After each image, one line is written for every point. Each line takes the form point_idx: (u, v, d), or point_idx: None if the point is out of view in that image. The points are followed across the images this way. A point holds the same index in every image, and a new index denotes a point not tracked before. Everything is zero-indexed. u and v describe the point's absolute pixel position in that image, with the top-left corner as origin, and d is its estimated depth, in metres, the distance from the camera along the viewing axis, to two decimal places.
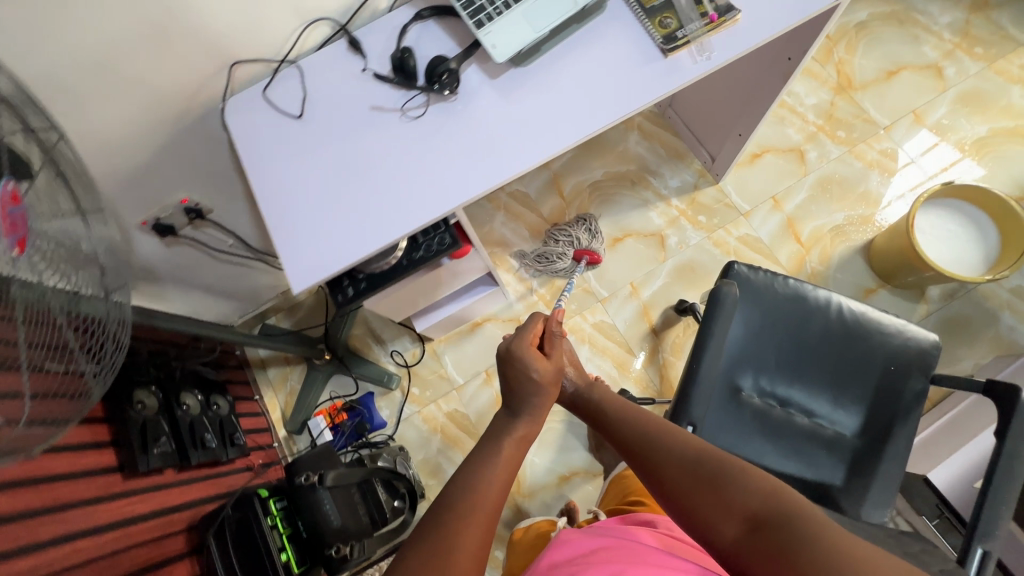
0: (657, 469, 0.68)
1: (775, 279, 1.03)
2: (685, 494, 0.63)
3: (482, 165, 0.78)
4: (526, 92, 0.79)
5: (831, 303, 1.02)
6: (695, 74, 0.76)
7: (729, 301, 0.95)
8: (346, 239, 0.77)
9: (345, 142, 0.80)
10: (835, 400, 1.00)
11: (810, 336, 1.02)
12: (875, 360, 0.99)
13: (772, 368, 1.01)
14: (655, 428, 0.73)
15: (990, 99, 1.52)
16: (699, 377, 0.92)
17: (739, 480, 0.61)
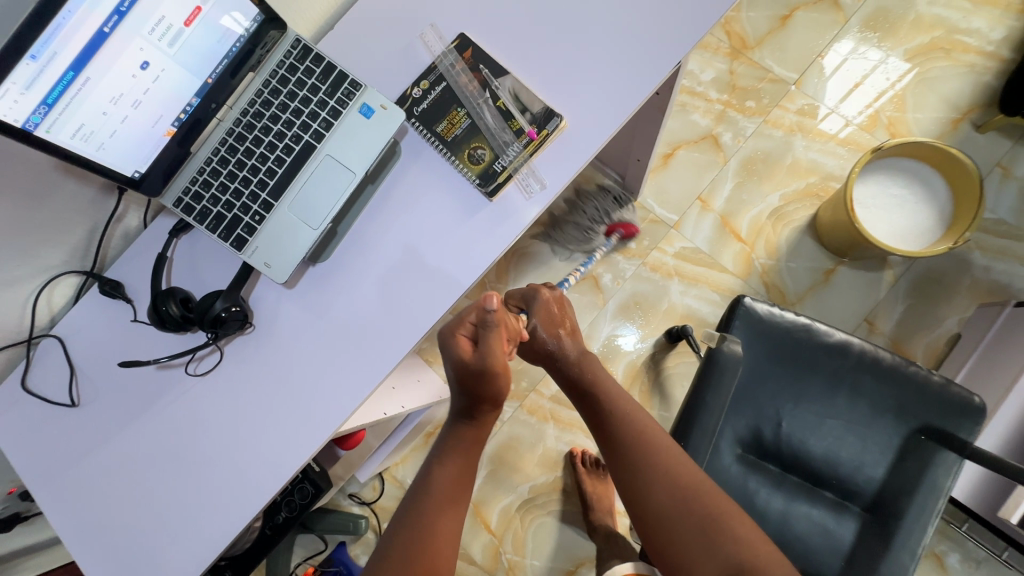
0: (642, 489, 0.67)
1: (790, 321, 0.87)
2: (667, 524, 0.64)
3: (311, 409, 0.61)
4: (339, 292, 0.61)
5: (851, 347, 0.86)
6: (532, 214, 0.58)
7: (732, 363, 0.77)
8: (178, 550, 0.61)
9: (141, 421, 0.63)
10: (845, 462, 0.85)
11: (823, 387, 0.87)
12: (896, 413, 0.84)
13: (777, 423, 0.87)
14: (648, 436, 0.70)
15: (898, 16, 1.34)
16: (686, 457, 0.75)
17: (729, 531, 0.62)
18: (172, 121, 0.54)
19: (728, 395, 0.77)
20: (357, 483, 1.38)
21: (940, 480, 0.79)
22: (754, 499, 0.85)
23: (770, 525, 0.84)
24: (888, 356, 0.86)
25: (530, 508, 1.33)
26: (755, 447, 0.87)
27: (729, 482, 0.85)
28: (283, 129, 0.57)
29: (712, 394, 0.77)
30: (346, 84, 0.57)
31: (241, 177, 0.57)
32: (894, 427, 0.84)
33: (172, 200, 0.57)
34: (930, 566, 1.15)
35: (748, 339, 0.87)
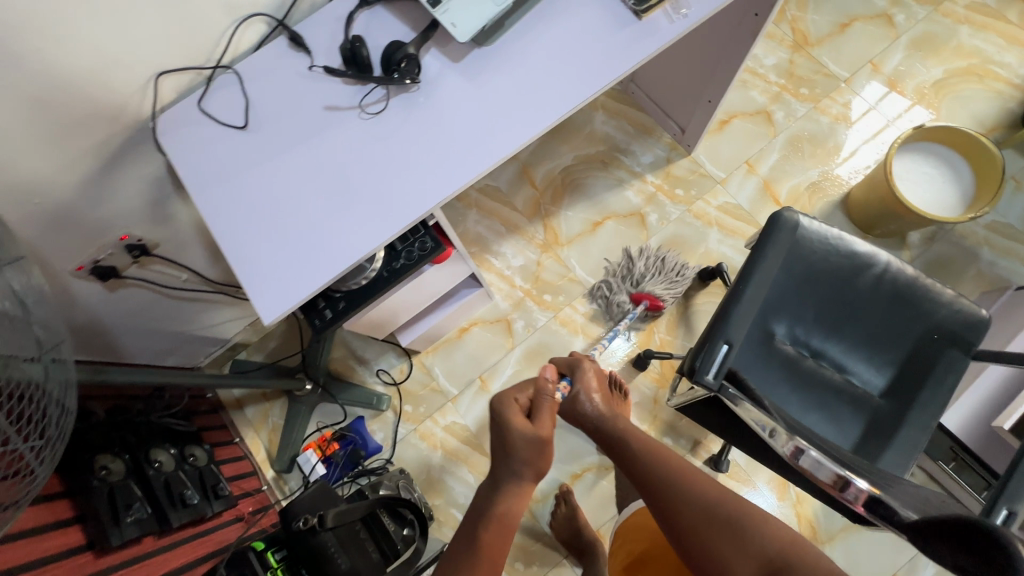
0: (675, 505, 0.72)
1: (829, 232, 0.95)
2: (697, 526, 0.69)
3: (456, 162, 0.71)
4: (496, 71, 0.72)
5: (876, 262, 0.96)
6: (673, 34, 0.71)
7: (784, 229, 0.92)
8: (312, 261, 0.68)
9: (301, 149, 0.72)
10: (867, 360, 0.96)
11: (853, 293, 0.96)
12: (919, 327, 0.95)
13: (809, 319, 0.96)
14: (682, 467, 0.77)
15: (941, 41, 1.52)
16: (740, 303, 0.89)
17: (757, 529, 0.67)
18: None
19: (775, 256, 0.91)
20: (388, 361, 1.45)
21: (946, 374, 0.92)
22: (789, 372, 0.95)
23: (793, 399, 0.95)
24: (911, 274, 0.96)
25: None
26: (792, 334, 0.97)
27: (766, 355, 0.95)
28: None
29: (769, 250, 0.91)
30: None
31: None
32: (914, 334, 0.95)
33: None
34: None
35: (796, 239, 0.94)
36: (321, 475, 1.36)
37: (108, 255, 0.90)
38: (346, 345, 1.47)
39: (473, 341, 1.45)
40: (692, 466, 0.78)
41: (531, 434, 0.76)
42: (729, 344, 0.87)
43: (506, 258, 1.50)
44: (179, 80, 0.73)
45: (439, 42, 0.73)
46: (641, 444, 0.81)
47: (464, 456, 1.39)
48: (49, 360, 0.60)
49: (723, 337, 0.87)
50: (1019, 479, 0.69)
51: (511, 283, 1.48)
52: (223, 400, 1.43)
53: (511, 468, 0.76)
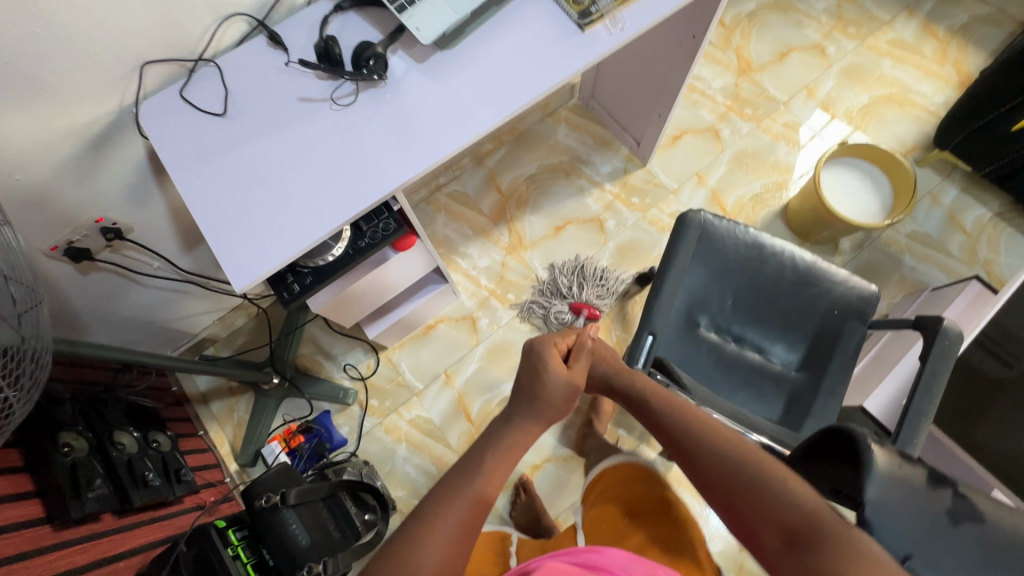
0: (705, 467, 0.68)
1: (735, 228, 1.06)
2: (724, 488, 0.64)
3: (413, 148, 0.78)
4: (455, 72, 0.81)
5: (780, 253, 1.07)
6: (612, 44, 0.80)
7: (692, 229, 1.02)
8: (281, 236, 0.74)
9: (275, 135, 0.78)
10: (783, 341, 1.06)
11: (765, 282, 1.06)
12: (822, 305, 1.05)
13: (728, 309, 1.06)
14: (715, 433, 0.71)
15: (867, 71, 1.70)
16: (664, 294, 0.98)
17: (784, 493, 0.57)
18: None
19: (686, 254, 1.01)
20: (356, 356, 1.49)
21: (849, 346, 1.03)
22: (715, 356, 1.05)
23: (720, 382, 1.04)
24: (811, 260, 1.07)
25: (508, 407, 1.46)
26: (715, 322, 1.07)
27: (692, 344, 1.05)
28: None
29: (680, 247, 1.01)
30: None
31: None
32: (819, 312, 1.05)
33: None
34: None
35: (704, 237, 1.05)
36: None
37: (83, 237, 0.94)
38: (314, 341, 1.50)
39: (440, 337, 1.51)
40: (726, 429, 0.73)
41: (565, 379, 0.82)
42: (654, 333, 0.97)
43: (472, 259, 1.57)
44: (163, 71, 0.80)
45: (405, 45, 0.81)
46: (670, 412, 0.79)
47: (427, 449, 1.42)
48: (26, 319, 0.62)
49: (649, 328, 0.97)
50: (910, 424, 0.84)
51: (476, 282, 1.55)
52: (188, 394, 1.45)
53: (531, 402, 0.81)
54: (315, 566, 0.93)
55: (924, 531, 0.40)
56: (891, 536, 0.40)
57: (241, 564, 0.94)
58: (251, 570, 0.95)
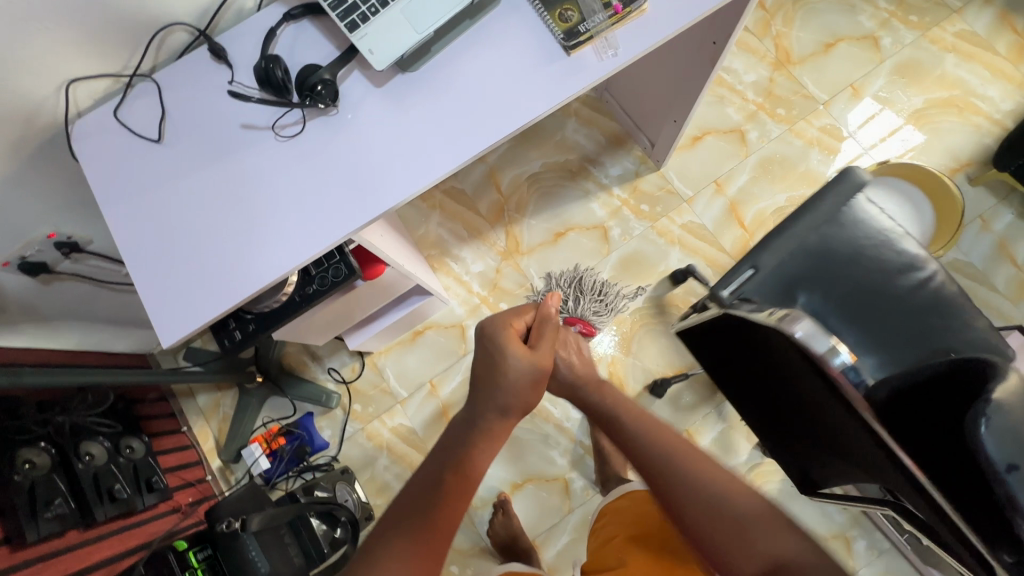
0: (679, 494, 0.67)
1: (890, 223, 0.81)
2: (699, 520, 0.64)
3: (367, 190, 0.69)
4: (417, 100, 0.70)
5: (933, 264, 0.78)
6: (601, 72, 0.69)
7: (847, 184, 0.82)
8: (213, 285, 0.67)
9: (214, 167, 0.70)
10: (877, 365, 0.76)
11: (896, 291, 0.78)
12: (940, 344, 0.75)
13: (833, 299, 0.79)
14: (695, 457, 0.69)
15: (926, 69, 1.48)
16: (782, 234, 0.82)
17: (768, 542, 0.60)
18: None
19: (821, 206, 0.81)
20: (340, 360, 1.45)
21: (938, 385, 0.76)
22: None
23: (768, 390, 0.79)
24: (958, 292, 0.79)
25: None
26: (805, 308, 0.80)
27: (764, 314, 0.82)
28: None
29: (819, 201, 0.82)
30: None
31: None
32: (934, 347, 0.75)
33: None
34: (838, 547, 1.26)
35: (849, 205, 0.82)
36: (265, 468, 1.37)
37: (37, 250, 0.89)
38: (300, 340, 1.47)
39: (427, 344, 1.45)
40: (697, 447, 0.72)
41: (529, 364, 0.76)
42: (753, 268, 0.82)
43: (466, 263, 1.48)
44: (95, 86, 0.72)
45: (361, 65, 0.71)
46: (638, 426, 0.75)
47: (408, 459, 1.40)
48: None
49: (751, 260, 0.82)
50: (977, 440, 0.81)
51: (468, 288, 1.47)
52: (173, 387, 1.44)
53: (491, 398, 0.76)
54: None
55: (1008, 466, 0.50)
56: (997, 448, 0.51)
57: None
58: None
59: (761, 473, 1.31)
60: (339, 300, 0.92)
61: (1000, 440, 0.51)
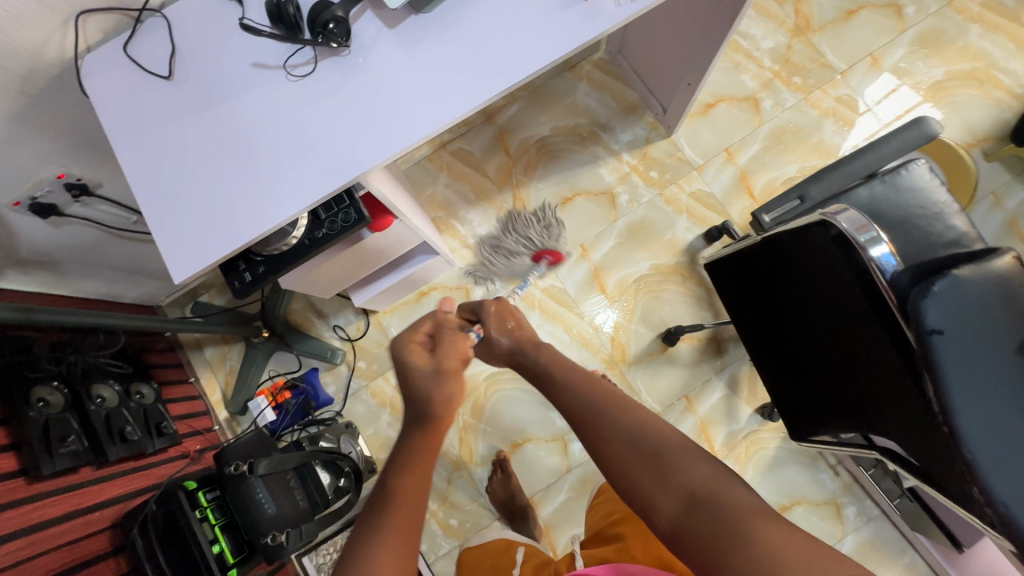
0: (601, 441, 0.65)
1: (931, 184, 0.85)
2: (619, 461, 0.63)
3: (378, 132, 0.68)
4: (430, 43, 0.69)
5: (954, 222, 0.83)
6: (616, 19, 0.68)
7: (916, 130, 0.82)
8: (225, 225, 0.67)
9: (225, 106, 0.69)
10: None
11: (916, 239, 0.83)
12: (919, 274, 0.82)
13: None
14: (614, 401, 0.69)
15: (948, 40, 1.45)
16: (839, 168, 0.84)
17: (679, 460, 0.60)
18: None
19: (884, 146, 0.82)
20: (345, 318, 1.46)
21: None
22: None
23: None
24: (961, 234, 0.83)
25: (496, 379, 1.43)
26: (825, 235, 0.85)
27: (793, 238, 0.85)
28: None
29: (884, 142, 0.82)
30: None
31: None
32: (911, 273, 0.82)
33: None
34: (828, 512, 1.29)
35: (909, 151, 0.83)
36: (271, 421, 1.38)
37: (47, 192, 0.90)
38: (306, 298, 1.48)
39: (431, 305, 1.46)
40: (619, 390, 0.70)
41: (430, 368, 0.74)
42: (802, 198, 0.82)
43: (472, 226, 1.48)
44: (104, 20, 0.71)
45: (375, 6, 0.70)
46: (571, 383, 0.73)
47: None
48: None
49: (800, 188, 0.83)
50: None
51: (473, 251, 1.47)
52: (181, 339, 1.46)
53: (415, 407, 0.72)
54: (279, 536, 0.96)
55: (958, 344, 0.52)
56: (938, 314, 0.52)
57: (209, 526, 0.97)
58: (219, 530, 0.98)
59: (757, 439, 1.33)
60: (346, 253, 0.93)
61: (942, 306, 0.53)
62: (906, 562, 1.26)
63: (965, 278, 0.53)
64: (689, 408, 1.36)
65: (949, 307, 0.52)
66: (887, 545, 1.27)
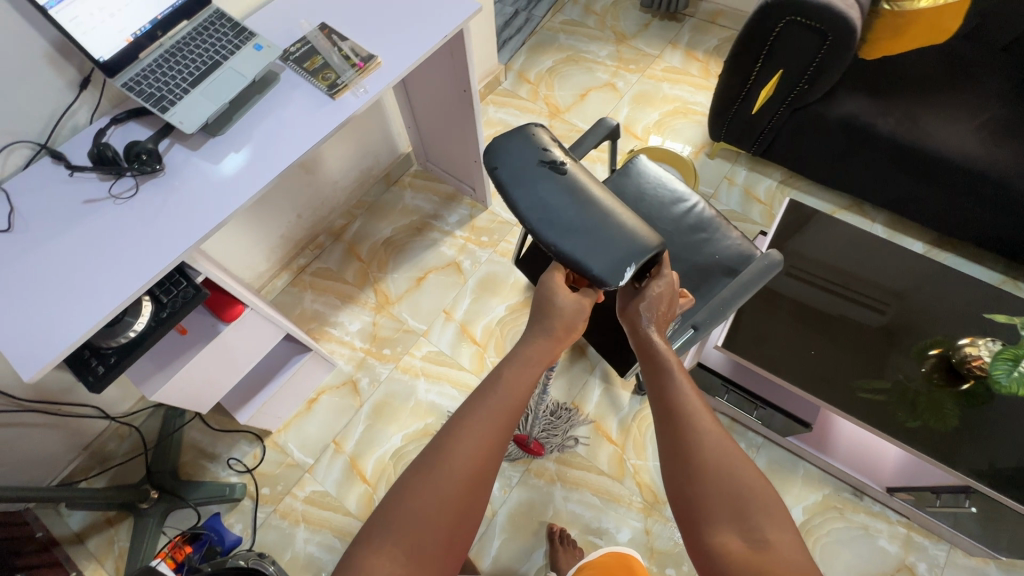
0: (690, 466, 0.59)
1: (640, 180, 1.24)
2: (703, 490, 0.57)
3: (197, 218, 0.86)
4: (229, 150, 0.93)
5: (733, 236, 1.18)
6: (359, 105, 0.97)
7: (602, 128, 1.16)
8: (69, 320, 0.78)
9: (62, 235, 0.85)
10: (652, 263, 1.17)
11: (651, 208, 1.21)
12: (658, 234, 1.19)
13: None
14: (701, 425, 0.61)
15: (653, 95, 2.02)
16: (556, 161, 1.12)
17: (757, 504, 0.55)
18: (131, 34, 0.88)
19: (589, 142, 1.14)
20: (240, 449, 1.47)
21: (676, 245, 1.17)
22: None
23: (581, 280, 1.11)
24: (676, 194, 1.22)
25: (404, 456, 1.46)
26: None
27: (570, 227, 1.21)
28: (202, 56, 0.94)
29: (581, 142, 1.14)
30: (246, 33, 0.97)
31: (171, 75, 0.91)
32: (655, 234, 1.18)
33: (120, 83, 0.89)
34: None
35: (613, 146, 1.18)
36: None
37: None
38: (196, 446, 1.47)
39: (323, 407, 1.52)
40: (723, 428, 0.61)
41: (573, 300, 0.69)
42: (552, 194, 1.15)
43: (344, 326, 1.63)
44: None
45: (178, 139, 0.93)
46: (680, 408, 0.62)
47: (327, 523, 1.39)
48: None
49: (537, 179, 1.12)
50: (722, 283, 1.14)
51: (351, 346, 1.60)
52: (59, 536, 1.36)
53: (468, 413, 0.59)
54: None
55: (529, 172, 0.65)
56: (504, 157, 0.67)
57: None
58: None
59: (644, 417, 1.48)
60: (209, 352, 1.03)
61: (508, 155, 0.66)
62: (801, 473, 1.40)
63: (525, 134, 0.68)
64: (580, 412, 1.50)
65: (509, 152, 0.67)
66: (781, 466, 1.41)
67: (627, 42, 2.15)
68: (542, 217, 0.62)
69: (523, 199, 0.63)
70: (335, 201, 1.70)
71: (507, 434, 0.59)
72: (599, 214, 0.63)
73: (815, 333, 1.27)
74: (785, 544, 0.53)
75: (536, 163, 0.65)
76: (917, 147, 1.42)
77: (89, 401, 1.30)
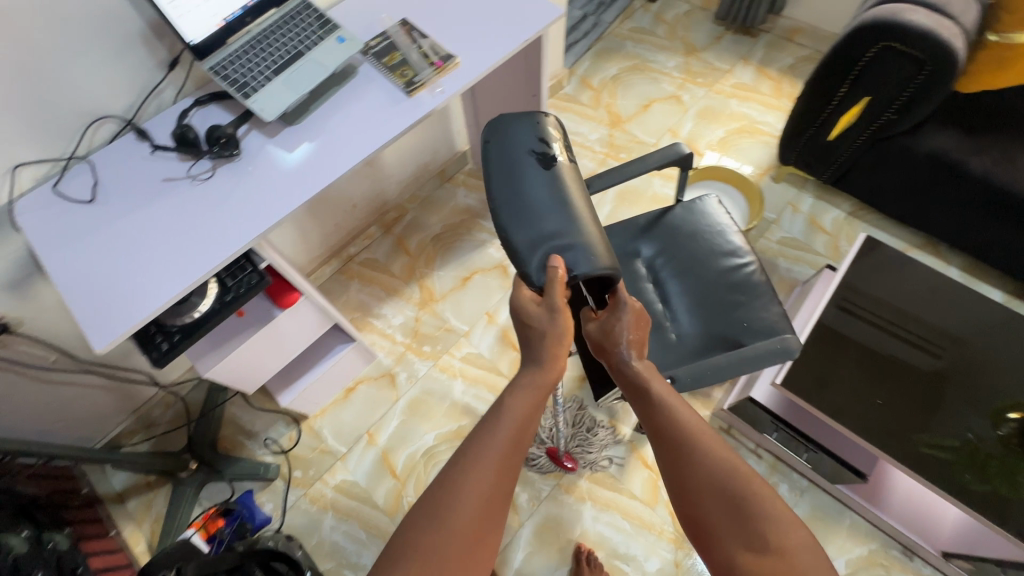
0: (689, 486, 0.59)
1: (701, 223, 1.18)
2: (706, 507, 0.58)
3: (269, 206, 0.87)
4: (304, 140, 0.93)
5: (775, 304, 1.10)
6: (434, 104, 0.96)
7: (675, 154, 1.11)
8: (140, 296, 0.79)
9: (140, 211, 0.87)
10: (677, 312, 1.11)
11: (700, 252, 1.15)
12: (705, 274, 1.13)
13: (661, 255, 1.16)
14: (694, 441, 0.61)
15: (719, 111, 1.95)
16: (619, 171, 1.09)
17: (757, 509, 0.56)
18: (222, 19, 0.89)
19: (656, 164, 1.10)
20: (277, 430, 1.49)
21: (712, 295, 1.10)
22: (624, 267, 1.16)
23: None
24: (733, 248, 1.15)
25: (435, 455, 1.45)
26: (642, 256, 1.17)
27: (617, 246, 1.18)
28: (286, 45, 0.94)
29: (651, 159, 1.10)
30: (331, 25, 0.97)
31: (255, 62, 0.92)
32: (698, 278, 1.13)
33: (208, 67, 0.90)
34: None
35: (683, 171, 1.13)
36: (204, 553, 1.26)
37: None
38: (235, 421, 1.51)
39: (360, 398, 1.53)
40: (716, 437, 0.62)
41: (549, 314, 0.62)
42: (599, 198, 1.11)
43: (387, 318, 1.64)
44: (36, 170, 0.87)
45: (256, 125, 0.94)
46: (674, 430, 0.62)
47: (354, 513, 1.40)
48: None
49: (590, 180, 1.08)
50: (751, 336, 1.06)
51: (392, 339, 1.61)
52: (102, 494, 1.41)
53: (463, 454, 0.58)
54: None
55: (517, 156, 0.63)
56: (505, 136, 0.65)
57: None
58: None
59: None
60: (262, 336, 1.04)
61: (502, 137, 0.65)
62: (847, 524, 1.33)
63: (529, 120, 0.67)
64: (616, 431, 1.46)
65: (508, 131, 0.66)
66: (826, 513, 1.34)
67: (696, 54, 2.08)
68: (508, 203, 0.60)
69: (494, 181, 0.62)
70: (389, 193, 1.71)
71: (509, 465, 0.58)
72: (564, 215, 0.60)
73: (881, 380, 1.20)
74: (798, 550, 0.54)
75: (526, 149, 0.64)
76: (1012, 191, 1.31)
77: (142, 368, 1.34)
